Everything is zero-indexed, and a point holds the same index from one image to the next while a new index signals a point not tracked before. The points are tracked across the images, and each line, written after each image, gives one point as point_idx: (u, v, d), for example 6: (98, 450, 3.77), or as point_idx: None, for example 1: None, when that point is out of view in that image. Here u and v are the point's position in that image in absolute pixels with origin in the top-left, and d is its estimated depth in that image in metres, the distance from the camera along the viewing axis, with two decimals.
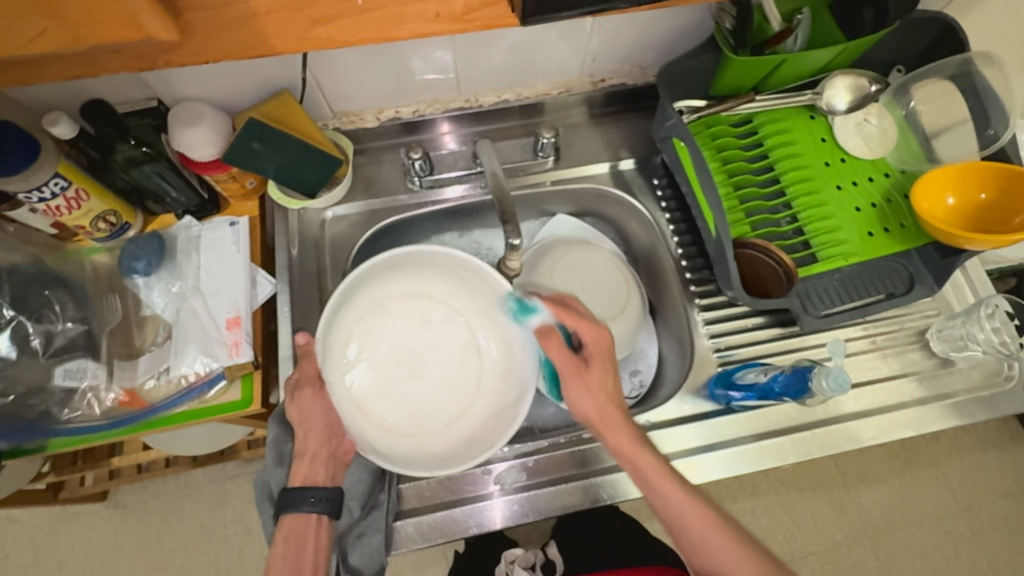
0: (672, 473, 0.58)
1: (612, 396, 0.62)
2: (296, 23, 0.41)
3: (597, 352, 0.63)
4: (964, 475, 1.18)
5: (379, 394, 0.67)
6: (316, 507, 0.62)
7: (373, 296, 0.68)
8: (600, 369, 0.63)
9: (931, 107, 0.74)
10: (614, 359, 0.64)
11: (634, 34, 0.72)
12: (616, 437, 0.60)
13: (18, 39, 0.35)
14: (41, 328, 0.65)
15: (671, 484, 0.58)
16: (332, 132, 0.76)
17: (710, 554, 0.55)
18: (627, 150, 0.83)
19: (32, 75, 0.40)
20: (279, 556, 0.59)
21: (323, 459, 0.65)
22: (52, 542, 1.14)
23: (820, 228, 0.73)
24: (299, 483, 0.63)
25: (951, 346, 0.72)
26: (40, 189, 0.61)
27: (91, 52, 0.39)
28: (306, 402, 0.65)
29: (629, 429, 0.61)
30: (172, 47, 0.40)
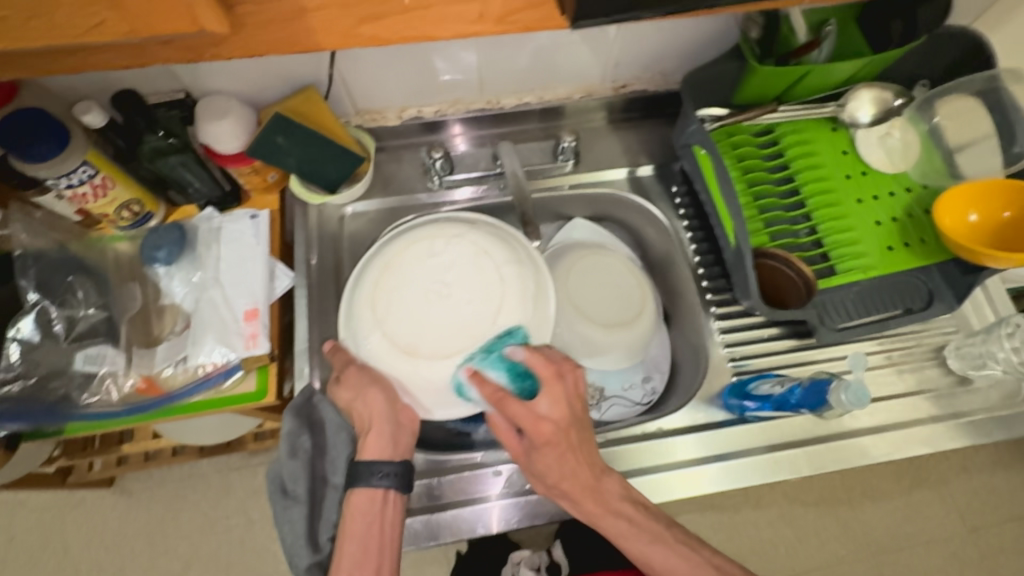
0: (634, 528, 0.57)
1: (562, 481, 0.58)
2: (343, 20, 0.42)
3: (538, 439, 0.57)
4: (973, 498, 1.16)
5: (418, 334, 0.62)
6: (386, 482, 0.59)
7: (379, 261, 0.66)
8: (544, 463, 0.58)
9: (956, 123, 0.74)
10: (562, 450, 0.57)
11: (658, 41, 0.72)
12: (576, 508, 0.58)
13: (77, 28, 0.36)
14: (64, 314, 0.68)
15: (633, 543, 0.57)
16: (355, 129, 0.77)
17: None
18: (647, 156, 0.83)
19: (83, 65, 0.41)
20: (351, 532, 0.58)
21: (390, 431, 0.61)
22: (58, 527, 1.15)
23: (839, 241, 0.72)
24: (368, 456, 0.60)
25: (969, 365, 0.71)
26: (68, 176, 0.62)
27: (144, 43, 0.40)
28: (353, 377, 0.62)
29: (590, 496, 0.58)
30: (222, 40, 0.41)
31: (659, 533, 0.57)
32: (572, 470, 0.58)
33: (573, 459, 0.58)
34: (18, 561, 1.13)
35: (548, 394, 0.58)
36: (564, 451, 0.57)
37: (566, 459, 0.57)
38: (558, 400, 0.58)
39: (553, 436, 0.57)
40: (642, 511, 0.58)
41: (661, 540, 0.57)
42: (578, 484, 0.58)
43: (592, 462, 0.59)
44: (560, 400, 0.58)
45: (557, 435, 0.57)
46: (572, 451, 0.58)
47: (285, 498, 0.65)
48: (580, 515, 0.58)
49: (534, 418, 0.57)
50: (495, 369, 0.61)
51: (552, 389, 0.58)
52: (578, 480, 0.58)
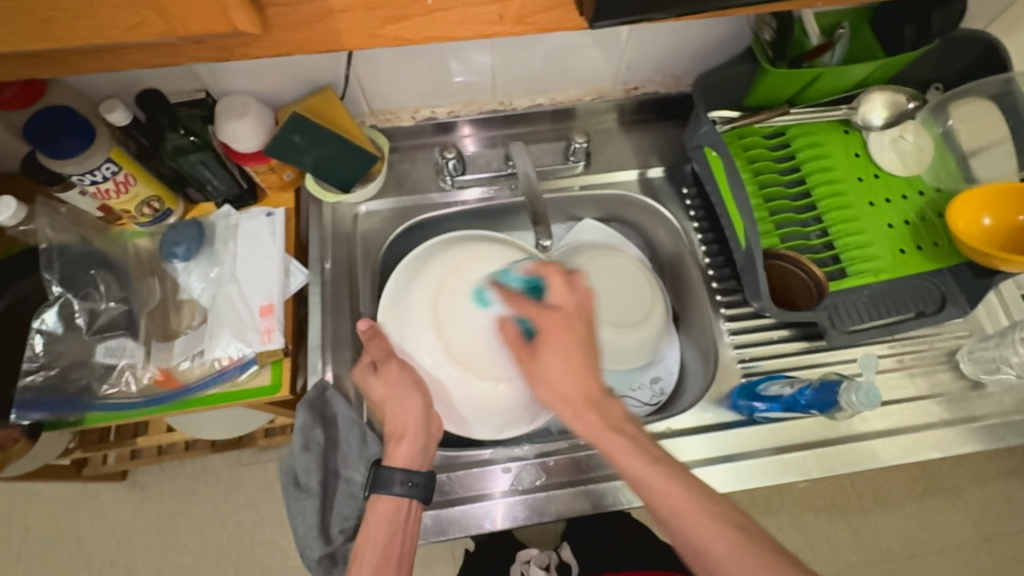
0: (636, 447, 0.52)
1: (566, 383, 0.55)
2: (367, 22, 0.43)
3: (549, 329, 0.56)
4: (986, 507, 1.15)
5: (473, 349, 0.65)
6: (410, 491, 0.60)
7: (450, 261, 0.69)
8: (548, 361, 0.55)
9: (972, 126, 0.73)
10: (565, 348, 0.55)
11: (670, 44, 0.73)
12: (576, 420, 0.54)
13: (117, 28, 0.38)
14: (87, 307, 0.69)
15: (632, 461, 0.52)
16: (369, 129, 0.78)
17: (673, 506, 0.49)
18: (657, 158, 0.83)
19: (118, 63, 0.43)
20: (370, 538, 0.58)
21: (422, 441, 0.62)
22: (72, 518, 1.17)
23: (850, 244, 0.72)
24: (394, 463, 0.61)
25: (982, 368, 0.70)
26: (93, 172, 0.63)
27: (178, 44, 0.42)
28: (394, 374, 0.63)
29: (591, 408, 0.54)
30: (252, 40, 0.43)
31: (659, 455, 0.52)
32: (578, 368, 0.55)
33: (578, 359, 0.55)
34: (33, 551, 1.15)
35: (556, 284, 0.57)
36: (569, 346, 0.55)
37: (570, 359, 0.55)
38: (568, 290, 0.57)
39: (561, 325, 0.56)
40: (642, 432, 0.54)
41: (663, 463, 0.51)
42: (581, 390, 0.55)
43: (599, 370, 0.56)
44: (570, 290, 0.57)
45: (565, 325, 0.56)
46: (577, 349, 0.55)
47: (298, 491, 0.66)
48: (580, 427, 0.54)
49: (545, 307, 0.57)
50: (511, 279, 0.62)
51: (562, 281, 0.58)
52: (581, 386, 0.55)
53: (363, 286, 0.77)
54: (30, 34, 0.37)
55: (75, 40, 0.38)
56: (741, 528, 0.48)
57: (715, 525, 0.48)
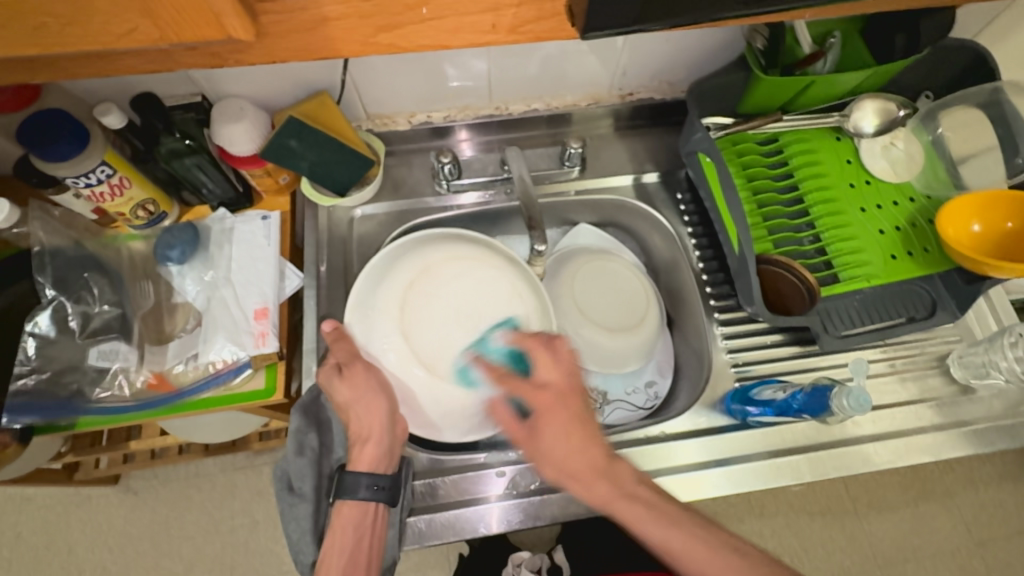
0: (650, 511, 0.55)
1: (570, 459, 0.57)
2: (361, 29, 0.44)
3: (544, 407, 0.59)
4: (978, 510, 1.16)
5: (440, 352, 0.65)
6: (376, 495, 0.62)
7: (418, 262, 0.69)
8: (549, 438, 0.58)
9: (959, 135, 0.75)
10: (563, 420, 0.58)
11: (664, 51, 0.73)
12: (588, 492, 0.57)
13: (111, 34, 0.38)
14: (80, 310, 0.69)
15: (650, 527, 0.54)
16: (365, 133, 0.78)
17: (695, 566, 0.52)
18: (652, 163, 0.84)
19: (112, 69, 0.43)
20: (337, 543, 0.60)
21: (387, 444, 0.63)
22: (64, 523, 1.16)
23: (842, 249, 0.73)
24: (359, 467, 0.62)
25: (972, 373, 0.71)
26: (87, 175, 0.63)
27: (172, 50, 0.42)
28: (359, 377, 0.63)
29: (600, 477, 0.57)
30: (246, 46, 0.43)
31: (675, 516, 0.55)
32: (581, 440, 0.58)
33: (575, 433, 0.58)
34: (24, 556, 1.14)
35: (542, 361, 0.60)
36: (568, 421, 0.58)
37: (570, 434, 0.58)
38: (553, 365, 0.60)
39: (554, 404, 0.59)
40: (656, 493, 0.57)
41: (681, 524, 0.54)
42: (587, 462, 0.57)
43: (598, 438, 0.58)
44: (555, 365, 0.60)
45: (557, 401, 0.59)
46: (575, 422, 0.58)
47: (292, 495, 0.65)
48: (593, 500, 0.57)
49: (535, 387, 0.60)
50: (492, 351, 0.65)
51: (544, 356, 0.60)
52: (586, 457, 0.57)
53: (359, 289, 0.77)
54: (23, 39, 0.37)
55: (67, 46, 0.38)
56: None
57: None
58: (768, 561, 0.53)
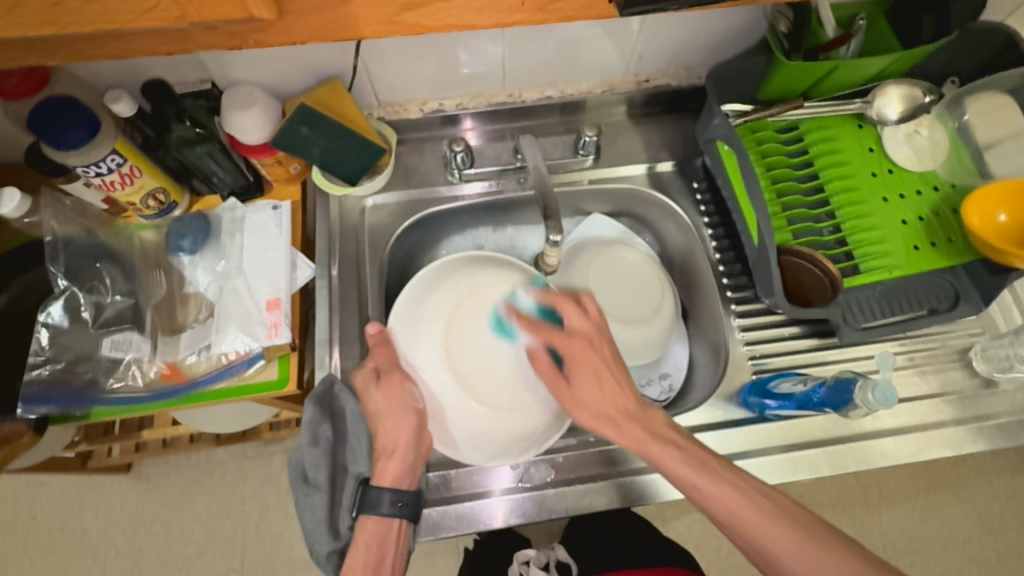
0: (681, 453, 0.57)
1: (602, 403, 0.60)
2: (385, 8, 0.43)
3: (580, 348, 0.61)
4: (991, 502, 1.15)
5: (479, 373, 0.62)
6: (399, 512, 0.61)
7: (468, 281, 0.67)
8: (585, 385, 0.60)
9: (986, 121, 0.72)
10: (596, 368, 0.61)
11: (683, 35, 0.71)
12: (620, 432, 0.59)
13: (130, 12, 0.37)
14: (92, 300, 0.69)
15: (679, 466, 0.56)
16: (377, 121, 0.77)
17: (723, 505, 0.54)
18: (668, 152, 0.82)
19: (127, 51, 0.42)
20: (359, 558, 0.59)
21: (411, 459, 0.61)
22: (78, 510, 1.17)
23: (863, 240, 0.72)
24: (383, 483, 0.61)
25: (995, 367, 0.70)
26: (98, 164, 0.63)
27: (188, 29, 0.41)
28: (396, 389, 0.62)
29: (633, 420, 0.59)
30: (264, 27, 0.42)
31: (706, 459, 0.56)
32: (616, 376, 0.61)
33: (608, 375, 0.60)
34: (39, 542, 1.15)
35: (571, 312, 0.63)
36: (599, 366, 0.61)
37: (604, 380, 0.60)
38: (583, 315, 0.63)
39: (587, 347, 0.61)
40: (685, 437, 0.59)
41: (708, 465, 0.56)
42: (620, 403, 0.60)
43: (632, 384, 0.61)
44: (585, 316, 0.63)
45: (590, 347, 0.61)
46: (606, 368, 0.61)
47: (306, 485, 0.66)
48: (625, 441, 0.59)
49: (568, 337, 0.62)
50: (522, 304, 0.65)
51: (574, 307, 0.63)
52: (620, 400, 0.60)
53: (370, 281, 0.76)
54: (40, 18, 0.37)
55: (85, 25, 0.37)
56: (794, 521, 0.52)
57: (769, 520, 0.52)
58: (794, 508, 0.54)
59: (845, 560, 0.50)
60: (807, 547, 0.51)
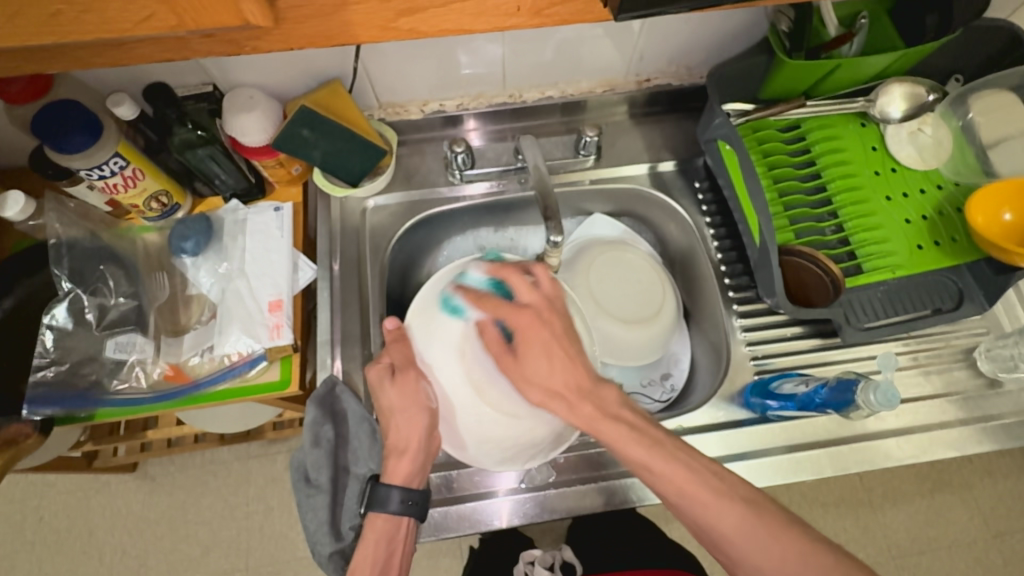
0: (634, 433, 0.55)
1: (552, 378, 0.57)
2: (381, 13, 0.42)
3: (524, 321, 0.58)
4: (996, 503, 1.14)
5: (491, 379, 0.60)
6: (407, 510, 0.61)
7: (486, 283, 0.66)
8: (532, 362, 0.57)
9: (991, 120, 0.71)
10: (543, 344, 0.57)
11: (684, 35, 0.71)
12: (572, 411, 0.56)
13: (127, 21, 0.38)
14: (96, 302, 0.70)
15: (630, 446, 0.54)
16: (377, 122, 0.77)
17: (674, 487, 0.53)
18: (669, 152, 0.82)
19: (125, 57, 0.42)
20: (367, 556, 0.60)
21: (422, 458, 0.62)
22: (84, 510, 1.18)
23: (866, 239, 0.71)
24: (393, 480, 0.61)
25: (1000, 367, 0.69)
26: (101, 167, 0.63)
27: (185, 36, 0.41)
28: (410, 386, 0.62)
29: (585, 399, 0.56)
30: (261, 33, 0.42)
31: (660, 441, 0.55)
32: (567, 352, 0.57)
33: (559, 349, 0.57)
34: (46, 541, 1.16)
35: (518, 283, 0.59)
36: (548, 341, 0.57)
37: (554, 359, 0.57)
38: (530, 287, 0.60)
39: (534, 322, 0.58)
40: (641, 418, 0.57)
41: (662, 447, 0.55)
42: (573, 382, 0.57)
43: (586, 360, 0.58)
44: (534, 288, 0.59)
45: (538, 321, 0.58)
46: (556, 342, 0.57)
47: (308, 486, 0.66)
48: (576, 420, 0.56)
49: (512, 308, 0.58)
50: (473, 281, 0.64)
51: (523, 280, 0.60)
52: (571, 378, 0.57)
53: (371, 283, 0.76)
54: (38, 28, 0.37)
55: (84, 34, 0.38)
56: (746, 502, 0.52)
57: (719, 500, 0.52)
58: (748, 489, 0.53)
59: (797, 543, 0.50)
60: (759, 526, 0.51)
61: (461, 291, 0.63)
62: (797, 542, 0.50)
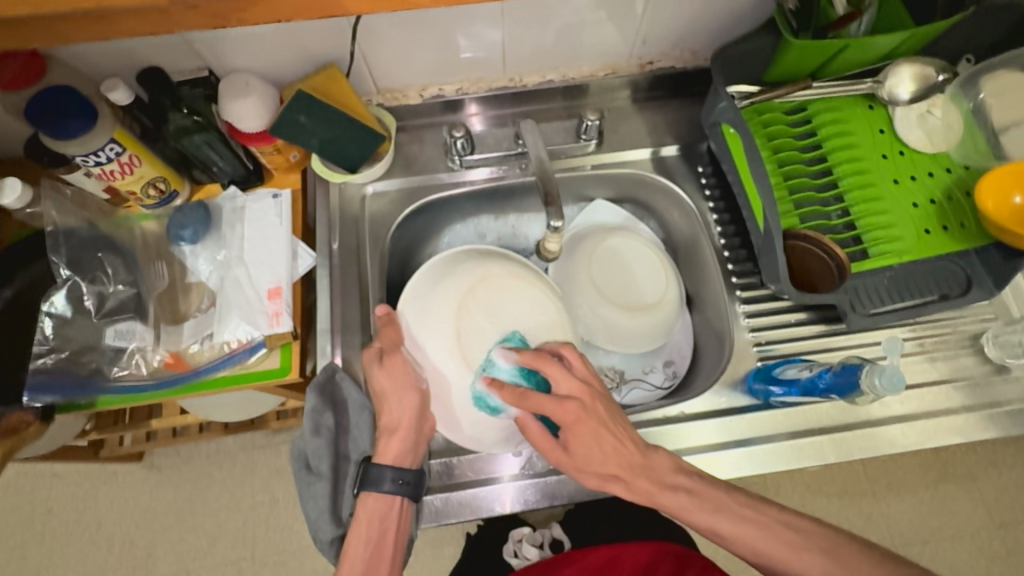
0: (695, 500, 0.57)
1: (606, 463, 0.58)
2: None
3: (573, 414, 0.58)
4: (1001, 493, 1.13)
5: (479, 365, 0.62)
6: (400, 489, 0.61)
7: (478, 271, 0.67)
8: (584, 449, 0.58)
9: (1003, 101, 0.69)
10: (592, 431, 0.58)
11: (687, 16, 0.70)
12: (631, 489, 0.59)
13: None
14: (95, 290, 0.69)
15: (697, 514, 0.56)
16: (376, 107, 0.76)
17: (747, 545, 0.55)
18: (672, 136, 0.81)
19: (110, 30, 0.41)
20: (361, 534, 0.60)
21: (413, 438, 0.62)
22: (91, 499, 1.19)
23: (873, 224, 0.70)
24: (386, 460, 0.61)
25: (1008, 353, 0.68)
26: (96, 153, 0.62)
27: (169, 7, 0.40)
28: (399, 367, 0.62)
29: (641, 476, 0.58)
30: (247, 5, 0.41)
31: (721, 500, 0.57)
32: (614, 435, 0.59)
33: (608, 434, 0.58)
34: (55, 530, 1.17)
35: (556, 374, 0.59)
36: (596, 428, 0.58)
37: (606, 442, 0.58)
38: (567, 377, 0.59)
39: (581, 414, 0.58)
40: (699, 479, 0.58)
41: (726, 509, 0.56)
42: (626, 462, 0.59)
43: (632, 437, 0.59)
44: (571, 376, 0.60)
45: (584, 411, 0.58)
46: (605, 428, 0.58)
47: (309, 474, 0.66)
48: (636, 496, 0.59)
49: (556, 405, 0.58)
50: (500, 372, 0.61)
51: (559, 369, 0.60)
52: (624, 459, 0.59)
53: (371, 271, 0.75)
54: None
55: None
56: (826, 549, 0.53)
57: (800, 554, 0.53)
58: (826, 537, 0.53)
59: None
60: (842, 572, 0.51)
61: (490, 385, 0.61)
62: None
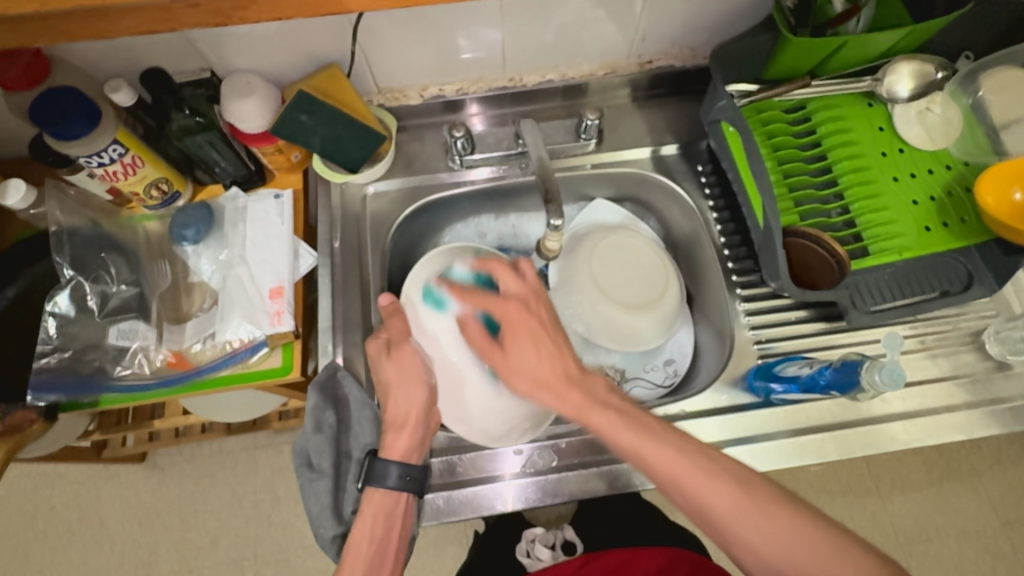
0: (623, 419, 0.55)
1: (536, 367, 0.57)
2: None
3: (512, 308, 0.58)
4: (1005, 491, 1.13)
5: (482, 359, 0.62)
6: (405, 485, 0.61)
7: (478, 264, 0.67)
8: (518, 352, 0.57)
9: (1004, 97, 0.69)
10: (529, 331, 0.57)
11: (686, 15, 0.70)
12: (560, 402, 0.56)
13: None
14: (98, 289, 0.70)
15: (620, 432, 0.54)
16: (377, 108, 0.76)
17: (663, 470, 0.53)
18: (672, 135, 0.81)
19: (112, 27, 0.41)
20: (365, 531, 0.60)
21: (420, 436, 0.62)
22: (94, 500, 1.19)
23: (873, 221, 0.70)
24: (388, 456, 0.62)
25: (1009, 350, 0.68)
26: (100, 154, 0.63)
27: (171, 5, 0.40)
28: (406, 360, 0.62)
29: (573, 388, 0.56)
30: (249, 3, 0.41)
31: (647, 423, 0.55)
32: (551, 341, 0.57)
33: (545, 338, 0.57)
34: (58, 531, 1.17)
35: (503, 275, 0.60)
36: (534, 330, 0.57)
37: (539, 347, 0.57)
38: (514, 279, 0.60)
39: (521, 313, 0.58)
40: (627, 403, 0.57)
41: (652, 432, 0.54)
42: (560, 369, 0.57)
43: (569, 349, 0.58)
44: (517, 278, 0.60)
45: (522, 310, 0.58)
46: (542, 332, 0.58)
47: (311, 471, 0.66)
48: (565, 408, 0.56)
49: (500, 298, 0.59)
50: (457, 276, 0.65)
51: (507, 271, 0.60)
52: (555, 363, 0.57)
53: (372, 270, 0.75)
54: None
55: None
56: (739, 481, 0.51)
57: (712, 482, 0.51)
58: (742, 470, 0.53)
59: (795, 521, 0.49)
60: (750, 504, 0.50)
61: (444, 283, 0.64)
62: (791, 522, 0.49)
